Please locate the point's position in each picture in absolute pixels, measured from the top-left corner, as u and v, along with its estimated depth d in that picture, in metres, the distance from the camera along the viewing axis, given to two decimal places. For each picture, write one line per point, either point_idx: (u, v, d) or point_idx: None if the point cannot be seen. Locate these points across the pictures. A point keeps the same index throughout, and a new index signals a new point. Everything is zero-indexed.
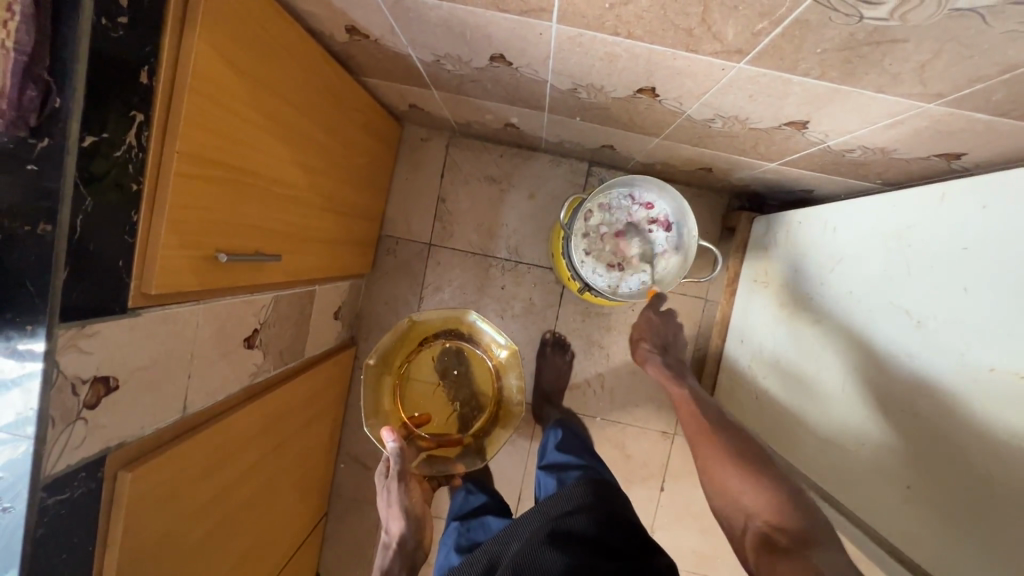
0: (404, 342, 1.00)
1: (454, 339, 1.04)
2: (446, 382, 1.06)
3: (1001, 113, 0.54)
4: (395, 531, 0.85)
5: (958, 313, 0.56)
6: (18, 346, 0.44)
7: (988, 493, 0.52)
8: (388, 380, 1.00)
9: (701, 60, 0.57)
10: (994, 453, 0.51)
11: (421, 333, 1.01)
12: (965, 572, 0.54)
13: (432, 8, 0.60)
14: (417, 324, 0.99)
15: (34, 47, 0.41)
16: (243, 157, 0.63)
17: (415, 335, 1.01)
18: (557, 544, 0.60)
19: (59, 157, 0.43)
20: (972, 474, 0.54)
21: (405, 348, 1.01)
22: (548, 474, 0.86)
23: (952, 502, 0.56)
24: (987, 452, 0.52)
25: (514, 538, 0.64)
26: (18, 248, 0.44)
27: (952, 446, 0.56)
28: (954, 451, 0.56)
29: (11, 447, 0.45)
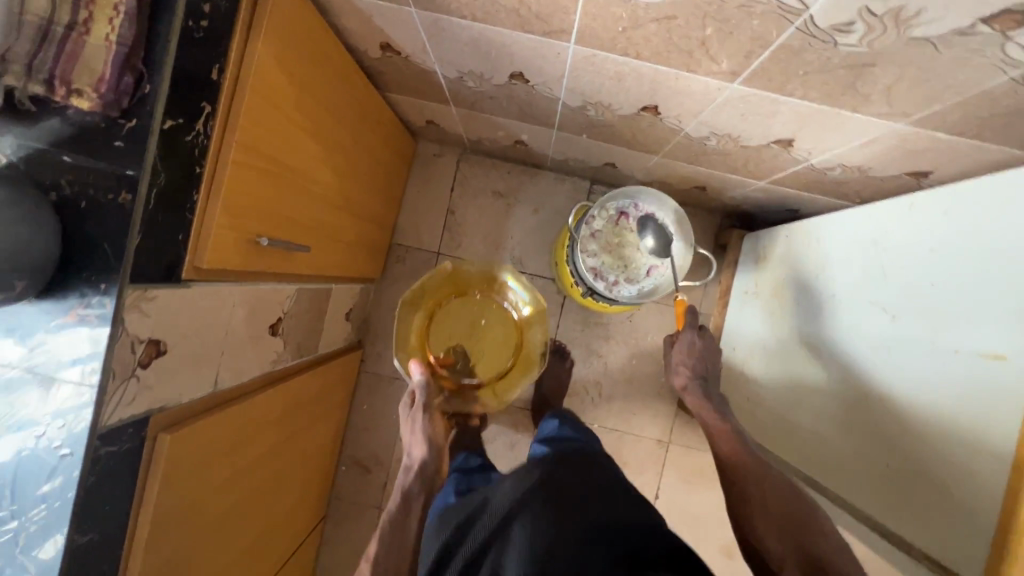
0: (441, 289, 1.06)
1: (486, 294, 1.07)
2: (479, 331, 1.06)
3: (958, 132, 0.62)
4: (417, 456, 0.82)
5: (927, 304, 0.62)
6: (91, 302, 0.49)
7: (946, 467, 0.56)
8: (419, 321, 1.04)
9: (700, 81, 0.65)
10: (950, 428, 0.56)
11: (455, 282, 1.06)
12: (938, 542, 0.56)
13: (464, 28, 0.68)
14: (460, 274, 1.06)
15: (133, 42, 0.47)
16: (285, 152, 0.69)
17: (453, 284, 1.06)
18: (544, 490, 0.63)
19: (145, 136, 0.49)
20: (931, 450, 0.58)
21: (439, 293, 1.06)
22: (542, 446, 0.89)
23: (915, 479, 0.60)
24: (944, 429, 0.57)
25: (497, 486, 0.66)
26: (100, 214, 0.49)
27: (915, 425, 0.60)
28: (916, 429, 0.60)
29: (76, 396, 0.49)
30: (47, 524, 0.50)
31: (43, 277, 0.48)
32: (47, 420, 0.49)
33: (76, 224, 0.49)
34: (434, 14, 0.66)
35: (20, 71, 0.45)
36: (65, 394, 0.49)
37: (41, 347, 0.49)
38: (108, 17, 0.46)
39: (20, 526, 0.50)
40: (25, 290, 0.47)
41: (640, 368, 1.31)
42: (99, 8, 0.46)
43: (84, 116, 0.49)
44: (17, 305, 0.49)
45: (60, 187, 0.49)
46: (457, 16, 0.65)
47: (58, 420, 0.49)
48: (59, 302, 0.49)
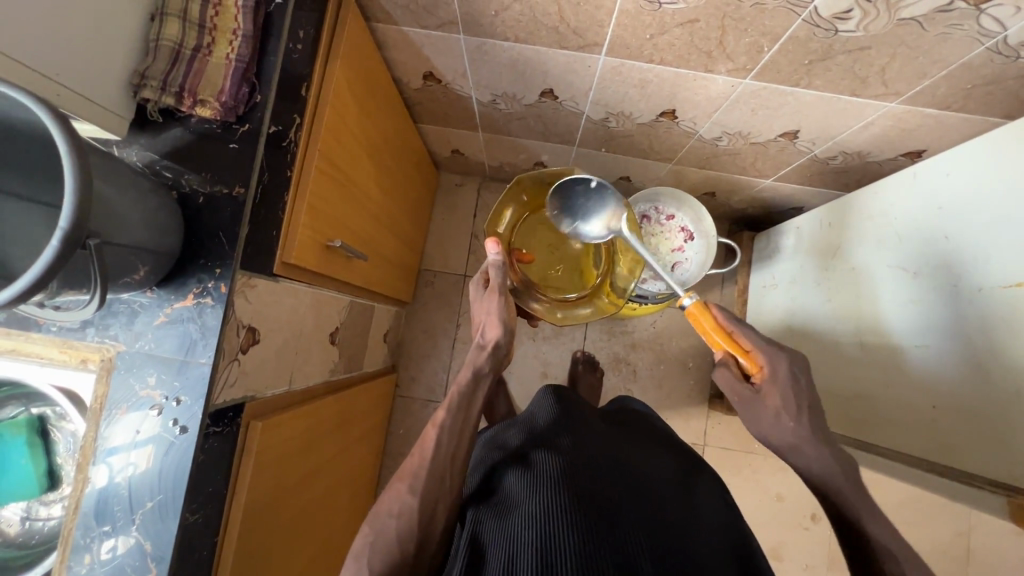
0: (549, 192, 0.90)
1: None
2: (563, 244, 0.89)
3: (947, 106, 0.71)
4: (490, 338, 0.68)
5: (947, 255, 0.68)
6: (208, 286, 0.54)
7: (1005, 380, 0.59)
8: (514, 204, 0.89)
9: (716, 79, 0.75)
10: (998, 350, 0.60)
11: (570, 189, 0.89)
12: (1005, 461, 0.58)
13: (505, 50, 0.78)
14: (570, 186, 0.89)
15: (248, 59, 0.56)
16: (348, 165, 0.76)
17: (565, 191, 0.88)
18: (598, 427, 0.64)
19: (254, 139, 0.57)
20: (992, 367, 0.61)
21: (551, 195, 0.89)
22: None
23: (980, 395, 0.62)
24: (992, 346, 0.61)
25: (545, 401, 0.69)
26: (217, 207, 0.56)
27: (962, 355, 0.64)
28: (965, 353, 0.64)
29: (191, 372, 0.53)
30: (164, 501, 0.53)
31: (168, 264, 0.53)
32: (166, 398, 0.53)
33: (194, 218, 0.56)
34: (480, 38, 0.75)
35: (156, 86, 0.53)
36: (181, 371, 0.53)
37: (160, 331, 0.54)
38: (228, 41, 0.56)
39: (139, 502, 0.53)
40: (151, 276, 0.52)
41: (669, 373, 1.35)
42: (221, 34, 0.56)
43: (201, 123, 0.57)
44: (137, 294, 0.54)
45: (181, 185, 0.56)
46: (501, 38, 0.75)
47: (177, 396, 0.53)
48: (177, 288, 0.54)
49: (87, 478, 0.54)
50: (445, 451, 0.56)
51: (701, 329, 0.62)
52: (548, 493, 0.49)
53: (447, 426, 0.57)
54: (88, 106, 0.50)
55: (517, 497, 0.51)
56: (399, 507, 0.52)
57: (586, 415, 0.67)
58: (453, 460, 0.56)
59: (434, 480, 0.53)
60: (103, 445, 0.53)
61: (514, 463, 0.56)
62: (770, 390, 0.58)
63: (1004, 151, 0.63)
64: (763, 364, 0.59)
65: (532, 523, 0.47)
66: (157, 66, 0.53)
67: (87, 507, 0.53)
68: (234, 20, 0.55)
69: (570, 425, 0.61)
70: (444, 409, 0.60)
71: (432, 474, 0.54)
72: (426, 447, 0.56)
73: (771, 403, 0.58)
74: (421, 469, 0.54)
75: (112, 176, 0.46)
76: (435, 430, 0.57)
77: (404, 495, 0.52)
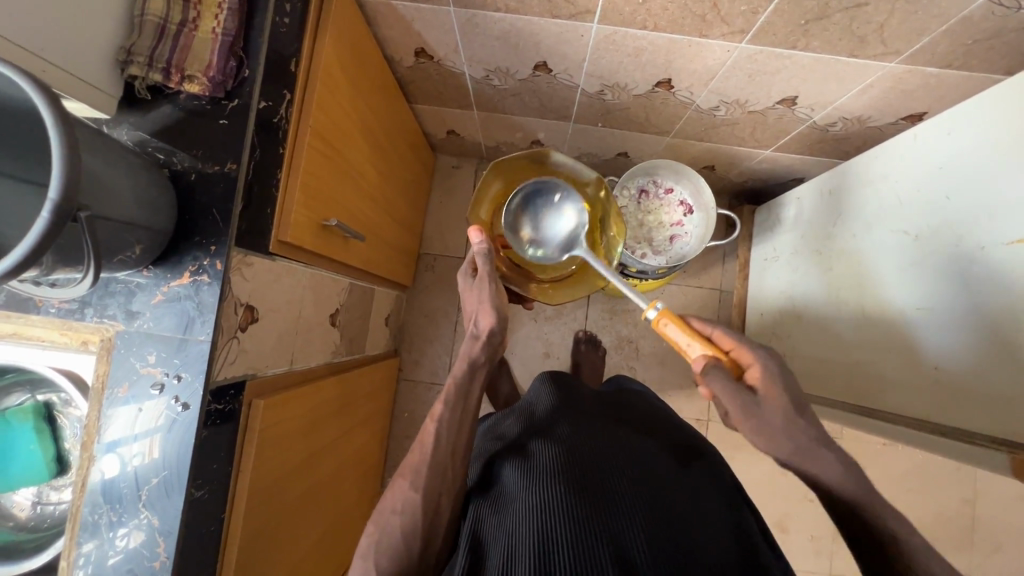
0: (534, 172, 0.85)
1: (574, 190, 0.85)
2: None
3: (947, 64, 0.70)
4: (485, 327, 0.63)
5: (947, 217, 0.68)
6: (203, 263, 0.54)
7: (1005, 355, 0.59)
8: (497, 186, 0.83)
9: (711, 44, 0.73)
10: (1001, 323, 0.60)
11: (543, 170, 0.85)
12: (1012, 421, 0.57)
13: (496, 21, 0.76)
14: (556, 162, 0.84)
15: (235, 32, 0.55)
16: (343, 145, 0.77)
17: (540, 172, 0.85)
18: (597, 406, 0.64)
19: (245, 114, 0.56)
20: (992, 341, 0.61)
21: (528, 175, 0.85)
22: None
23: (981, 370, 0.61)
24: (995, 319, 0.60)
25: (545, 383, 0.69)
26: (210, 184, 0.55)
27: (965, 328, 0.64)
28: (968, 326, 0.64)
29: (191, 351, 0.53)
30: (169, 477, 0.53)
31: (162, 243, 0.53)
32: (167, 375, 0.54)
33: (188, 195, 0.55)
34: (470, 10, 0.74)
35: (143, 62, 0.52)
36: (181, 351, 0.54)
37: (158, 310, 0.54)
38: (214, 15, 0.55)
39: (144, 480, 0.53)
40: (147, 254, 0.52)
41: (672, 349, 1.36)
42: (206, 7, 0.55)
43: (189, 100, 0.56)
44: (134, 273, 0.54)
45: (172, 164, 0.56)
46: (492, 8, 0.73)
47: (177, 375, 0.53)
48: (172, 268, 0.54)
49: (93, 459, 0.54)
50: (445, 445, 0.54)
51: (673, 339, 0.59)
52: (549, 480, 0.49)
53: (446, 418, 0.56)
54: (73, 84, 0.49)
55: (519, 483, 0.51)
56: (401, 502, 0.51)
57: (586, 399, 0.67)
58: (453, 456, 0.55)
59: (436, 475, 0.53)
60: (108, 423, 0.54)
61: (515, 448, 0.56)
62: (765, 390, 0.55)
63: (1001, 119, 0.62)
64: (752, 363, 0.57)
65: (537, 505, 0.47)
66: (143, 42, 0.52)
67: (94, 488, 0.54)
68: None
69: (570, 411, 0.61)
70: (441, 402, 0.58)
71: (433, 469, 0.53)
72: (426, 443, 0.55)
73: (774, 403, 0.55)
74: (421, 466, 0.53)
75: (101, 152, 0.45)
76: (434, 424, 0.56)
77: (405, 492, 0.52)
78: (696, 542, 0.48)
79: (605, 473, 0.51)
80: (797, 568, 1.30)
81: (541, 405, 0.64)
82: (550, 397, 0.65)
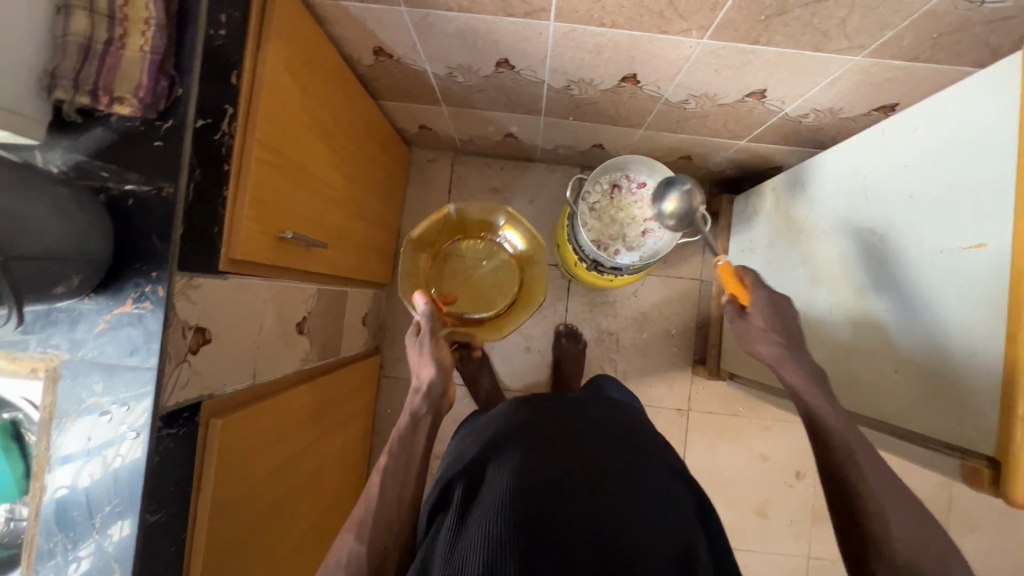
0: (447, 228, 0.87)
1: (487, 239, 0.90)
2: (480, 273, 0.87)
3: (913, 57, 0.68)
4: (427, 379, 0.63)
5: (914, 217, 0.66)
6: (145, 289, 0.54)
7: (959, 360, 0.58)
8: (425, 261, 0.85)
9: (672, 41, 0.71)
10: (950, 326, 0.59)
11: (456, 229, 0.88)
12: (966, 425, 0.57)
13: (451, 21, 0.74)
14: (465, 216, 0.87)
15: (164, 50, 0.53)
16: (299, 154, 0.75)
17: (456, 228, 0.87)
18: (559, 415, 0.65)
19: (180, 135, 0.55)
20: (942, 345, 0.60)
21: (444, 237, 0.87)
22: None
23: (932, 374, 0.62)
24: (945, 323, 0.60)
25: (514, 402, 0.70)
26: (147, 209, 0.54)
27: (919, 332, 0.64)
28: (920, 332, 0.64)
29: (136, 378, 0.53)
30: (123, 502, 0.54)
31: (101, 271, 0.53)
32: (114, 403, 0.53)
33: (126, 220, 0.54)
34: (423, 10, 0.72)
35: (67, 86, 0.50)
36: (127, 377, 0.53)
37: (101, 338, 0.54)
38: (140, 31, 0.52)
39: (98, 506, 0.54)
40: (86, 283, 0.52)
41: (652, 340, 1.36)
42: (132, 24, 0.52)
43: (122, 122, 0.55)
44: (75, 302, 0.54)
45: (108, 190, 0.55)
46: (445, 8, 0.71)
47: (123, 403, 0.53)
48: (115, 295, 0.54)
49: (45, 487, 0.54)
50: (390, 495, 0.57)
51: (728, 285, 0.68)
52: (495, 509, 0.50)
53: (390, 469, 0.58)
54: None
55: (467, 511, 0.52)
56: (348, 556, 0.53)
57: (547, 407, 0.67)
58: (398, 506, 0.56)
59: (381, 529, 0.55)
60: (60, 451, 0.54)
61: (468, 474, 0.57)
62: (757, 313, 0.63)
63: (958, 120, 0.61)
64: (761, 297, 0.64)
65: (480, 534, 0.48)
66: (67, 63, 0.50)
67: (48, 514, 0.54)
68: (145, 9, 0.52)
69: (529, 428, 0.61)
70: (386, 452, 0.60)
71: (378, 523, 0.55)
72: (373, 494, 0.57)
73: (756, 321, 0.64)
74: (367, 518, 0.55)
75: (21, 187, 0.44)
76: (378, 475, 0.58)
77: (353, 545, 0.54)
78: (641, 557, 0.48)
79: (556, 490, 0.51)
80: (776, 552, 1.33)
81: (504, 423, 0.65)
82: (513, 415, 0.66)
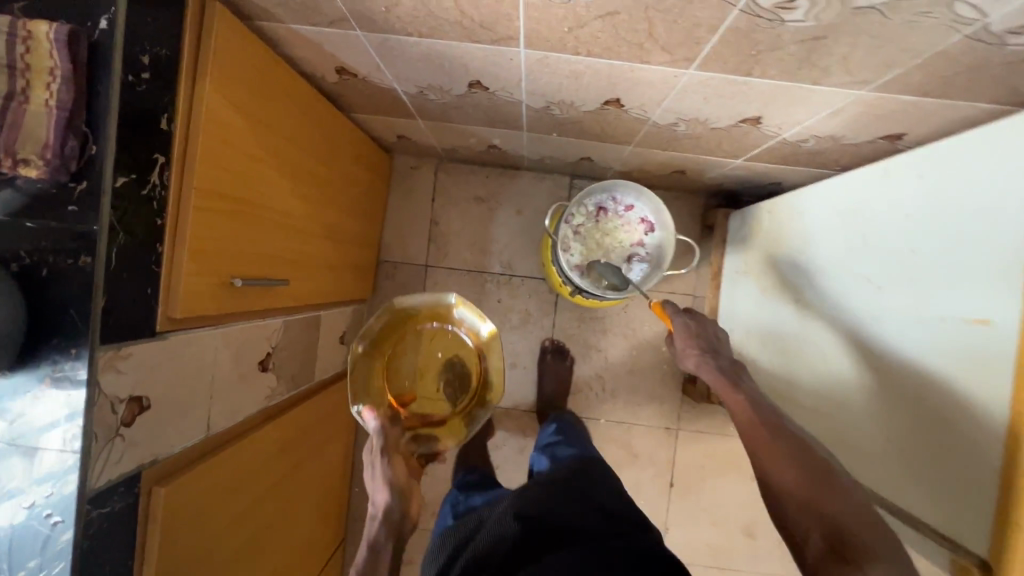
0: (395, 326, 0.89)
1: (438, 327, 0.91)
2: (434, 366, 0.89)
3: (924, 93, 0.60)
4: (382, 503, 0.70)
5: (909, 274, 0.61)
6: (64, 367, 0.49)
7: (952, 437, 0.55)
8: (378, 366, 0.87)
9: (656, 70, 0.64)
10: (936, 403, 0.57)
11: (405, 325, 0.90)
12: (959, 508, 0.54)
13: (413, 45, 0.67)
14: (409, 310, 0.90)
15: (73, 104, 0.47)
16: (255, 192, 0.70)
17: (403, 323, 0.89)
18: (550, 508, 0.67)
19: (96, 198, 0.49)
20: (929, 424, 0.58)
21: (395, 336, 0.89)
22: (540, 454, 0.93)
23: (917, 455, 0.59)
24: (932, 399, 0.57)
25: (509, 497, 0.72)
26: (62, 280, 0.49)
27: (904, 405, 0.61)
28: (907, 407, 0.61)
29: (59, 462, 0.50)
30: None
31: (13, 351, 0.48)
32: (36, 489, 0.50)
33: (41, 293, 0.49)
34: (380, 34, 0.65)
35: None
36: (49, 461, 0.50)
37: (21, 418, 0.50)
38: (45, 83, 0.47)
39: None
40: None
41: (641, 358, 1.31)
42: (36, 75, 0.47)
43: (33, 184, 0.49)
44: None
45: (21, 259, 0.50)
46: (404, 34, 0.64)
47: (45, 490, 0.50)
48: (34, 373, 0.50)
49: None
50: None
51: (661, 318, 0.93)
52: None
53: None
54: None
55: None
56: None
57: (541, 505, 0.67)
58: None
59: None
60: None
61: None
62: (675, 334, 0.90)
63: (953, 180, 0.57)
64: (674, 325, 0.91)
65: None
66: None
67: None
68: (49, 57, 0.47)
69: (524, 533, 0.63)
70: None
71: None
72: None
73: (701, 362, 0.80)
74: None
75: None
76: None
77: None
78: None
79: None
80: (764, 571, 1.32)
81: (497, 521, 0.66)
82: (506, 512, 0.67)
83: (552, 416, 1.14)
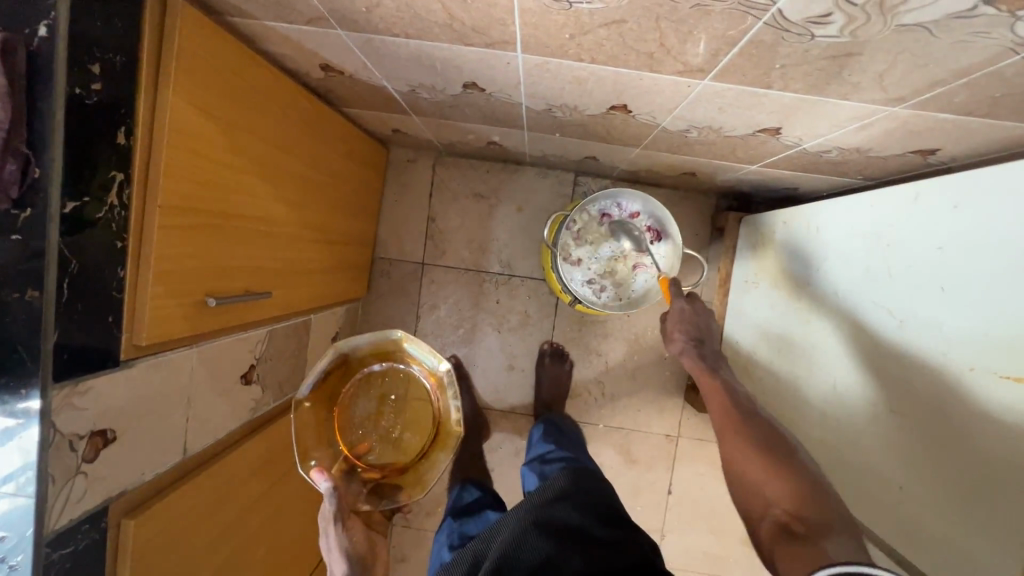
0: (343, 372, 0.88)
1: (387, 366, 0.91)
2: (387, 410, 0.90)
3: (966, 112, 0.54)
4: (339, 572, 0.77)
5: (935, 312, 0.56)
6: (15, 408, 0.46)
7: (986, 489, 0.51)
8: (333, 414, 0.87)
9: (667, 79, 0.58)
10: (972, 450, 0.52)
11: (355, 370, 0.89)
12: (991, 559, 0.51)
13: (400, 46, 0.61)
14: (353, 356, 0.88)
15: (11, 124, 0.43)
16: (234, 204, 0.66)
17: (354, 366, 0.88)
18: (542, 536, 0.65)
19: (43, 225, 0.45)
20: (964, 472, 0.53)
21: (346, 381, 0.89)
22: (533, 468, 0.92)
23: (950, 504, 0.55)
24: (969, 448, 0.53)
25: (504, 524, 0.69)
26: (7, 314, 0.46)
27: (937, 449, 0.57)
28: (932, 448, 0.57)
29: (13, 506, 0.47)
30: None
31: None
32: None
33: None
34: (364, 34, 0.59)
35: None
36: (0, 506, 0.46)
37: None
38: None
39: None
40: None
41: (643, 363, 1.27)
42: None
43: None
44: None
45: None
46: (389, 35, 0.58)
47: None
48: None
49: None
50: None
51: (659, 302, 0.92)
52: None
53: None
54: None
55: None
56: None
57: (532, 535, 0.65)
58: None
59: None
60: None
61: None
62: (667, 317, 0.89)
63: (991, 213, 0.51)
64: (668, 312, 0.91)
65: None
66: None
67: None
68: None
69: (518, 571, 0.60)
70: None
71: None
72: None
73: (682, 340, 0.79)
74: None
75: None
76: None
77: None
78: None
79: None
80: None
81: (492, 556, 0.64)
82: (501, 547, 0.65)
83: (545, 416, 1.13)
